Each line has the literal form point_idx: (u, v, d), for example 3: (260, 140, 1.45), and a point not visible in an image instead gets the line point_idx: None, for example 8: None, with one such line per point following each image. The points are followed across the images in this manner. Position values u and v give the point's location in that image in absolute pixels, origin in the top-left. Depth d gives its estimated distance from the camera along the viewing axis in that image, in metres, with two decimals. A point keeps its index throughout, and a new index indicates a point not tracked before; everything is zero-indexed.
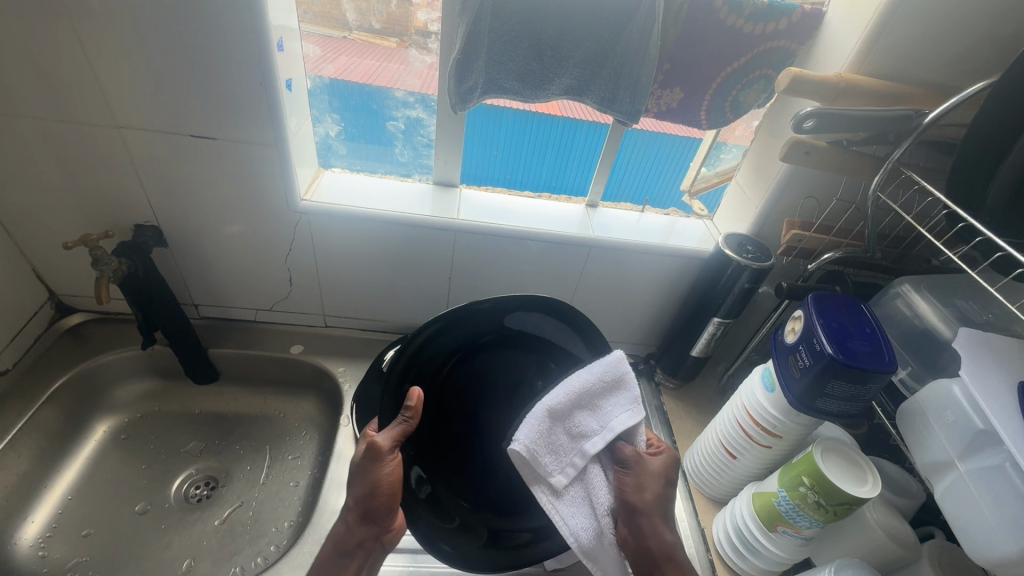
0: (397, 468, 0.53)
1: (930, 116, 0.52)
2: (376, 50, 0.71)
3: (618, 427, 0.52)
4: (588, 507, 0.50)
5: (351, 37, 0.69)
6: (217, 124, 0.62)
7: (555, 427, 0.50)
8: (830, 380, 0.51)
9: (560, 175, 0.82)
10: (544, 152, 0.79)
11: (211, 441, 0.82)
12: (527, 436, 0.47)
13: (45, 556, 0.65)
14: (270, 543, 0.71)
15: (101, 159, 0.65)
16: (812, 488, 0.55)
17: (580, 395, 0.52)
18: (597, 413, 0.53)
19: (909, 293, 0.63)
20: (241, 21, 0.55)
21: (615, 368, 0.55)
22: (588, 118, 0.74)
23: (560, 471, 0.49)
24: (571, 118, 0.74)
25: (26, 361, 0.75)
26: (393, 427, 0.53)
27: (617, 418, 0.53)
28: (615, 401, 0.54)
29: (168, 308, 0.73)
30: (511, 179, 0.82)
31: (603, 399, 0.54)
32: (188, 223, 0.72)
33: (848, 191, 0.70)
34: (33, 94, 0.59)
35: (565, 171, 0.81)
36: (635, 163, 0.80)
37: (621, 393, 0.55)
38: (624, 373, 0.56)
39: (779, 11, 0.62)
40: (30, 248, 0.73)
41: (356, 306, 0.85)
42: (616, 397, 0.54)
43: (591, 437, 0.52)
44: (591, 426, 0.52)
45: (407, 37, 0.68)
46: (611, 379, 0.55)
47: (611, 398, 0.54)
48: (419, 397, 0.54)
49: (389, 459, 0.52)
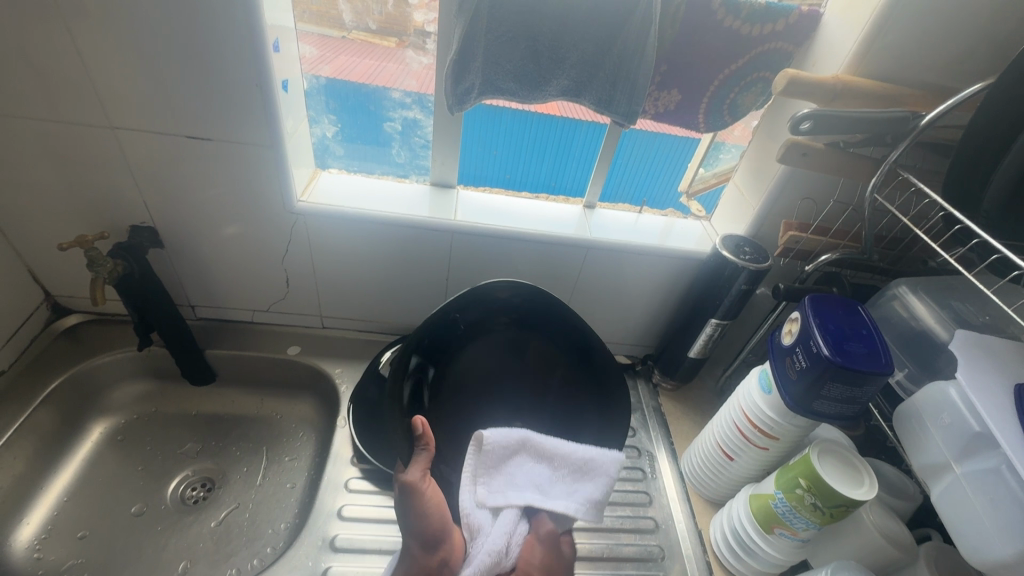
0: (436, 491, 0.52)
1: (927, 118, 0.52)
2: (376, 51, 0.70)
3: (566, 503, 0.54)
4: (497, 529, 0.50)
5: (350, 37, 0.69)
6: (213, 125, 0.62)
7: (522, 456, 0.55)
8: (826, 383, 0.51)
9: (559, 175, 0.81)
10: (542, 154, 0.79)
11: (208, 443, 0.81)
12: (496, 433, 0.54)
13: (41, 558, 0.65)
14: (267, 545, 0.71)
15: (96, 160, 0.65)
16: (810, 490, 0.55)
17: (562, 461, 0.56)
18: (563, 482, 0.56)
19: (905, 295, 0.63)
20: (236, 21, 0.55)
21: (601, 460, 0.56)
22: (586, 119, 0.74)
23: (500, 490, 0.53)
24: (570, 118, 0.74)
25: (22, 362, 0.75)
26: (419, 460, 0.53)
27: (569, 500, 0.54)
28: (584, 489, 0.55)
29: (164, 309, 0.73)
30: (508, 180, 0.81)
31: (575, 474, 0.56)
32: (185, 224, 0.72)
33: (845, 192, 0.69)
34: (28, 94, 0.58)
35: (564, 172, 0.81)
36: (633, 165, 0.80)
37: (592, 483, 0.56)
38: (606, 470, 0.56)
39: (777, 12, 0.62)
40: (25, 249, 0.73)
41: (353, 307, 0.85)
42: (585, 486, 0.55)
43: (541, 493, 0.54)
44: (548, 484, 0.55)
45: (406, 38, 0.68)
46: (591, 469, 0.56)
47: (584, 479, 0.56)
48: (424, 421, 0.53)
49: (423, 487, 0.51)
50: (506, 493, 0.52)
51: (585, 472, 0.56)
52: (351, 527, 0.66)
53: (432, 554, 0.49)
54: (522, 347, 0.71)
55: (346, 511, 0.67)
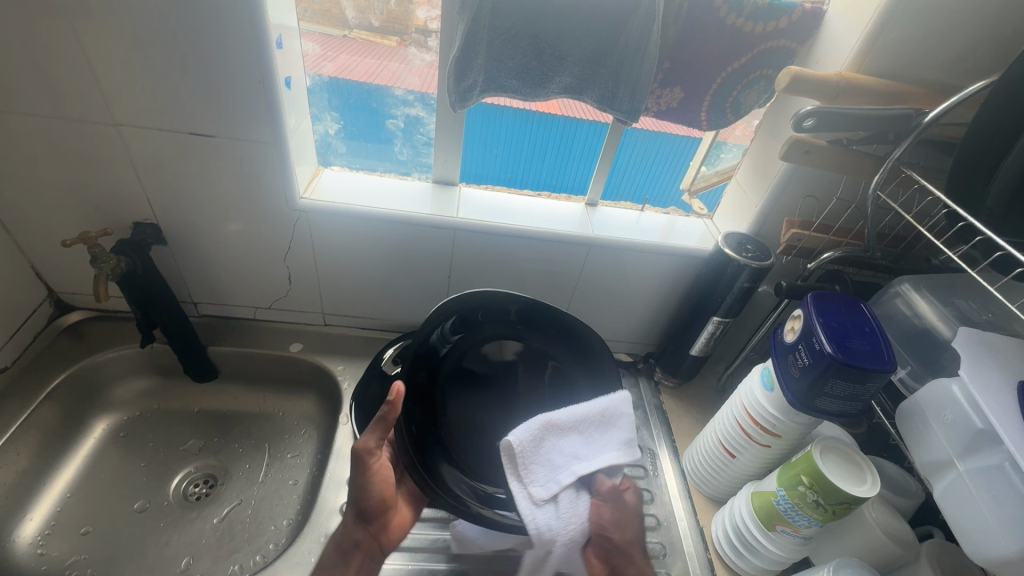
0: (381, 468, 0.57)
1: (930, 115, 0.52)
2: (377, 49, 0.71)
3: (607, 458, 0.55)
4: (559, 518, 0.50)
5: (351, 36, 0.69)
6: (216, 122, 0.62)
7: (550, 440, 0.54)
8: (829, 380, 0.51)
9: (560, 174, 0.82)
10: (544, 151, 0.79)
11: (210, 439, 0.82)
12: (520, 433, 0.52)
13: (45, 554, 0.66)
14: (269, 541, 0.71)
15: (99, 157, 0.65)
16: (812, 487, 0.55)
17: (580, 418, 0.57)
18: (592, 441, 0.56)
19: (908, 293, 0.63)
20: (240, 19, 0.55)
21: (613, 404, 0.60)
22: (588, 117, 0.74)
23: (543, 483, 0.51)
24: (571, 117, 0.74)
25: (25, 359, 0.75)
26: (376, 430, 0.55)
27: (611, 450, 0.56)
28: (617, 434, 0.58)
29: (167, 306, 0.73)
30: (510, 178, 0.81)
31: (598, 430, 0.57)
32: (187, 221, 0.72)
33: (848, 190, 0.69)
34: (32, 91, 0.59)
35: (566, 170, 0.81)
36: (635, 163, 0.80)
37: (619, 428, 0.59)
38: (622, 411, 0.60)
39: (779, 10, 0.61)
40: (29, 245, 0.73)
41: (355, 305, 0.85)
42: (615, 431, 0.58)
43: (581, 458, 0.54)
44: (583, 451, 0.55)
45: (407, 36, 0.68)
46: (611, 414, 0.59)
47: (611, 427, 0.58)
48: (399, 393, 0.53)
49: (372, 460, 0.55)
50: (556, 479, 0.52)
51: (609, 421, 0.58)
52: None
53: (363, 527, 0.56)
54: (523, 356, 0.71)
55: None
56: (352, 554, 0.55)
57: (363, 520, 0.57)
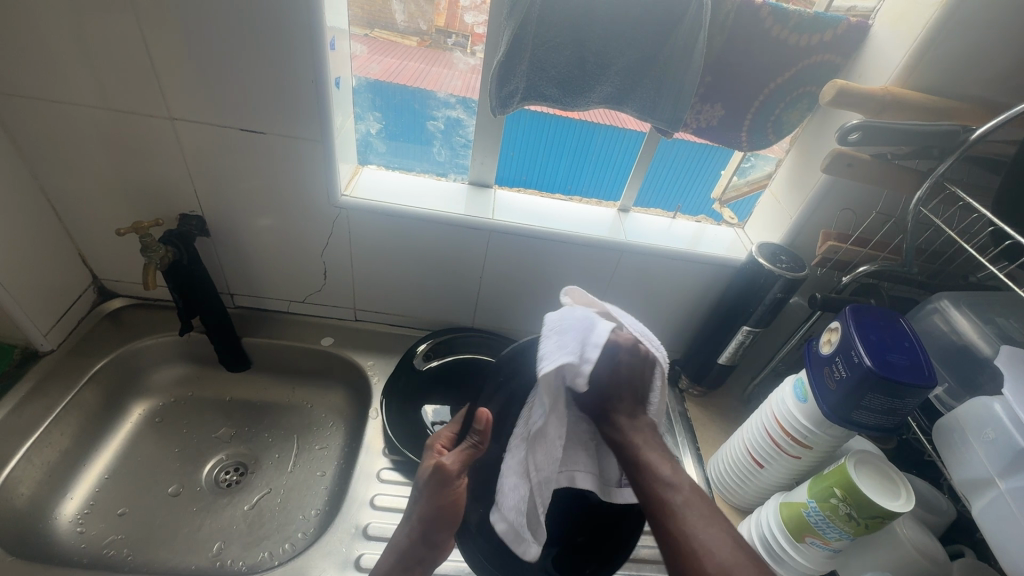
0: (461, 490, 0.50)
1: (977, 133, 0.52)
2: (398, 48, 0.74)
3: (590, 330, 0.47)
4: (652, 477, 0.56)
5: (373, 35, 0.70)
6: (266, 119, 0.64)
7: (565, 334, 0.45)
8: (867, 393, 0.52)
9: (575, 178, 0.82)
10: (562, 153, 0.79)
11: (241, 428, 0.83)
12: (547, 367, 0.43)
13: (84, 532, 0.68)
14: (298, 530, 0.72)
15: (153, 149, 0.67)
16: (844, 500, 0.55)
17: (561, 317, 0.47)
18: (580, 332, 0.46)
19: (947, 309, 0.63)
20: (298, 17, 0.56)
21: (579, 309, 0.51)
22: (604, 121, 0.75)
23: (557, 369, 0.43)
24: (588, 123, 0.75)
25: (69, 343, 0.78)
26: (466, 448, 0.49)
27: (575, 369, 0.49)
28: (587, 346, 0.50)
29: (208, 295, 0.75)
30: (525, 180, 0.82)
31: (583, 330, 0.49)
32: (231, 214, 0.74)
33: (888, 204, 0.69)
34: (95, 84, 0.61)
35: (582, 175, 0.82)
36: (652, 171, 0.80)
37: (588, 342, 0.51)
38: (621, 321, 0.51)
39: (825, 22, 0.62)
40: (78, 232, 0.76)
41: (388, 300, 0.86)
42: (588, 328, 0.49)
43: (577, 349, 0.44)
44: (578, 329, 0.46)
45: (427, 37, 0.72)
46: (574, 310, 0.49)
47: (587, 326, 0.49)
48: (487, 420, 0.48)
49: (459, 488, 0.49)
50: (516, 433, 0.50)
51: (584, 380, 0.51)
52: (381, 516, 0.67)
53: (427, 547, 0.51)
54: None
55: (378, 501, 0.68)
56: (413, 570, 0.52)
57: (431, 544, 0.51)
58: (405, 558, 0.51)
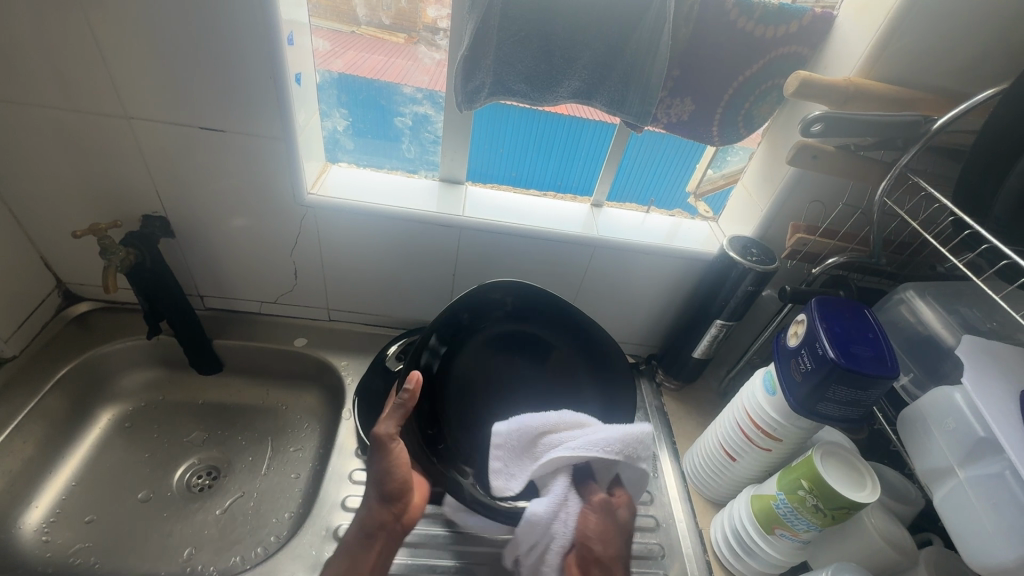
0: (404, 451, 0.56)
1: (940, 122, 0.52)
2: (385, 46, 0.72)
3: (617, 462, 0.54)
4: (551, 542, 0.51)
5: (358, 33, 0.70)
6: (225, 116, 0.63)
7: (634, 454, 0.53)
8: (831, 385, 0.52)
9: (565, 175, 0.82)
10: (550, 150, 0.79)
11: (214, 432, 0.82)
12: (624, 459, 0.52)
13: (49, 541, 0.66)
14: (270, 533, 0.71)
15: (111, 150, 0.65)
16: (812, 492, 0.55)
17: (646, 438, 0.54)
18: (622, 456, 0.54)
19: (913, 300, 0.63)
20: (254, 13, 0.55)
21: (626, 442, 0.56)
22: (594, 117, 0.74)
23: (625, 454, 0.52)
24: (577, 118, 0.74)
25: (32, 349, 0.76)
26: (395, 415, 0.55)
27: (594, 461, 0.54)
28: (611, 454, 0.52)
29: (174, 298, 0.74)
30: (516, 176, 0.81)
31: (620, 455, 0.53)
32: (196, 214, 0.72)
33: (855, 195, 0.69)
34: (45, 83, 0.59)
35: (569, 170, 0.81)
36: (641, 164, 0.80)
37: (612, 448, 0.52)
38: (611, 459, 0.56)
39: (790, 13, 0.61)
40: (39, 235, 0.74)
41: (361, 299, 0.85)
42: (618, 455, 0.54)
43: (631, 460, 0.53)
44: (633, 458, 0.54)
45: (416, 33, 0.69)
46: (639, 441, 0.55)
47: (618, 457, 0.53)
48: (416, 381, 0.55)
49: (396, 446, 0.54)
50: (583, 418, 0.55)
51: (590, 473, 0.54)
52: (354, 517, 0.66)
53: (387, 509, 0.54)
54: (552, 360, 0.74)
55: (348, 502, 0.68)
56: (374, 537, 0.54)
57: (388, 501, 0.55)
58: (367, 525, 0.54)
